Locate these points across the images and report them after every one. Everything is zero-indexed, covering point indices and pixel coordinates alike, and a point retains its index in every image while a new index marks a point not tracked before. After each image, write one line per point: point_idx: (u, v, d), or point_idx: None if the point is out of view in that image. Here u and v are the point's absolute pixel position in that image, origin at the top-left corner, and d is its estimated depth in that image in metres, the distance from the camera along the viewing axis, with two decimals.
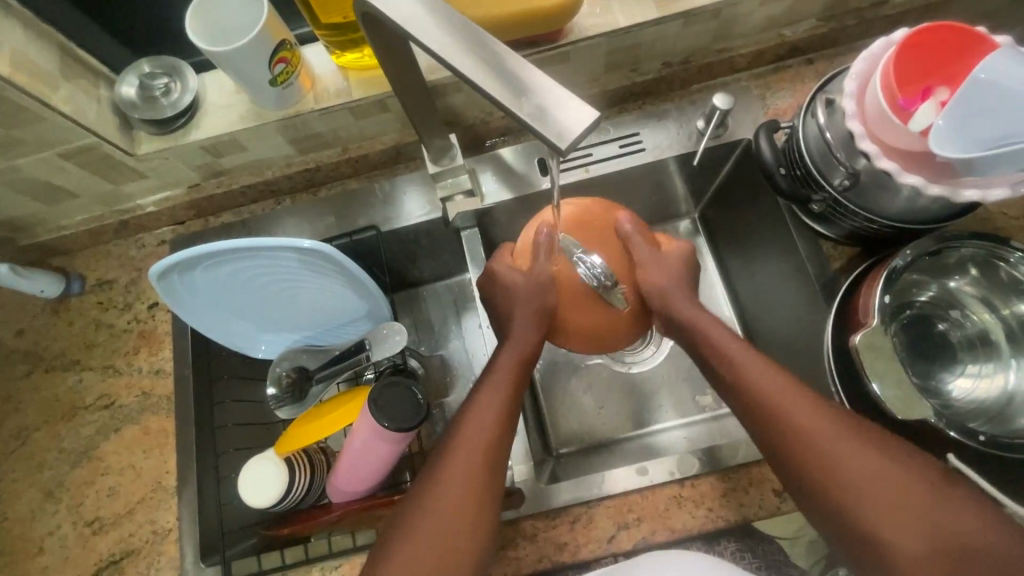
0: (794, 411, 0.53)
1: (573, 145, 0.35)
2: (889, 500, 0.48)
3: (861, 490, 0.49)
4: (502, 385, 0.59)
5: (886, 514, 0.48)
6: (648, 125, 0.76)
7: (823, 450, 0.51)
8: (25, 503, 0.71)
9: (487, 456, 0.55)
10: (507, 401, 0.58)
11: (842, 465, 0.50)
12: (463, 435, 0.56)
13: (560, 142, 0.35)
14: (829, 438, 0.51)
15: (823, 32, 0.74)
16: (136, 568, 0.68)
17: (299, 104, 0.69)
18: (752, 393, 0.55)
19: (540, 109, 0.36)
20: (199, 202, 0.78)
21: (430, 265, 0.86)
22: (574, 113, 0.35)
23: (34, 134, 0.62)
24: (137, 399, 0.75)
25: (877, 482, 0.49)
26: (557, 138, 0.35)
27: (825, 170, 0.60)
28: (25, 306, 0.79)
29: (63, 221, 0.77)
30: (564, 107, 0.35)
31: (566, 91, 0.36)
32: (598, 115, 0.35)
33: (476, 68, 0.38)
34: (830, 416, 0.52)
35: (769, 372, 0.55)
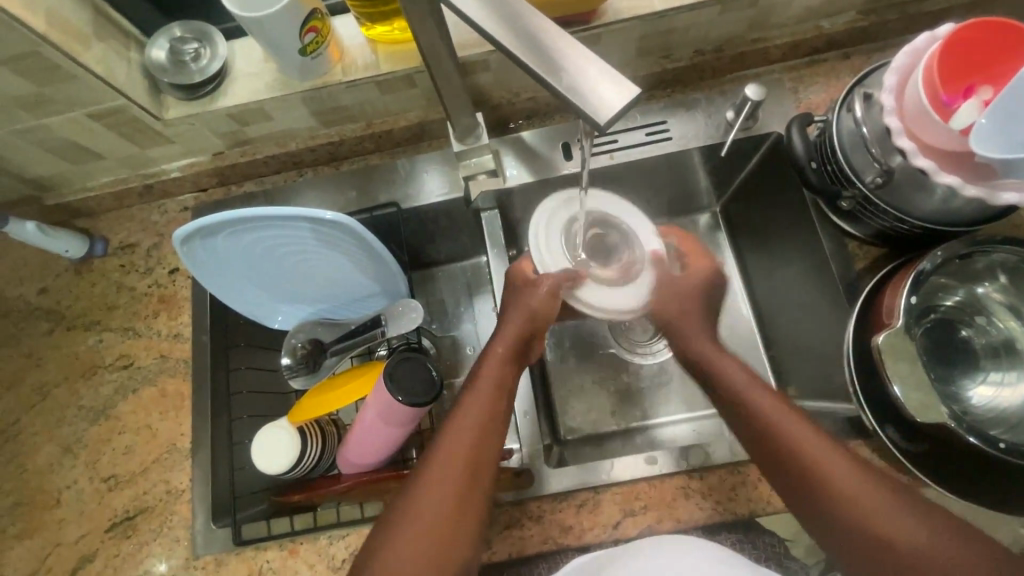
0: (814, 450, 0.54)
1: (612, 123, 0.35)
2: (908, 541, 0.48)
3: (884, 535, 0.49)
4: (479, 394, 0.59)
5: (905, 555, 0.48)
6: (676, 115, 0.75)
7: (843, 489, 0.52)
8: (45, 456, 0.73)
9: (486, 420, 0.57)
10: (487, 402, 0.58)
11: (862, 507, 0.50)
12: (439, 445, 0.56)
13: (599, 119, 0.35)
14: (849, 480, 0.52)
15: (862, 25, 0.72)
16: (148, 526, 0.70)
17: (327, 75, 0.68)
18: (767, 431, 0.57)
19: (577, 84, 0.36)
20: (222, 170, 0.78)
21: (447, 247, 0.85)
22: (611, 89, 0.35)
23: (65, 92, 0.62)
24: (155, 361, 0.76)
25: (895, 522, 0.49)
26: (597, 117, 0.35)
27: (857, 166, 0.59)
28: (49, 265, 0.80)
29: (89, 181, 0.78)
30: (604, 85, 0.35)
31: (607, 68, 0.36)
32: (637, 93, 0.35)
33: (514, 39, 0.38)
34: (842, 453, 0.53)
35: (790, 415, 0.57)
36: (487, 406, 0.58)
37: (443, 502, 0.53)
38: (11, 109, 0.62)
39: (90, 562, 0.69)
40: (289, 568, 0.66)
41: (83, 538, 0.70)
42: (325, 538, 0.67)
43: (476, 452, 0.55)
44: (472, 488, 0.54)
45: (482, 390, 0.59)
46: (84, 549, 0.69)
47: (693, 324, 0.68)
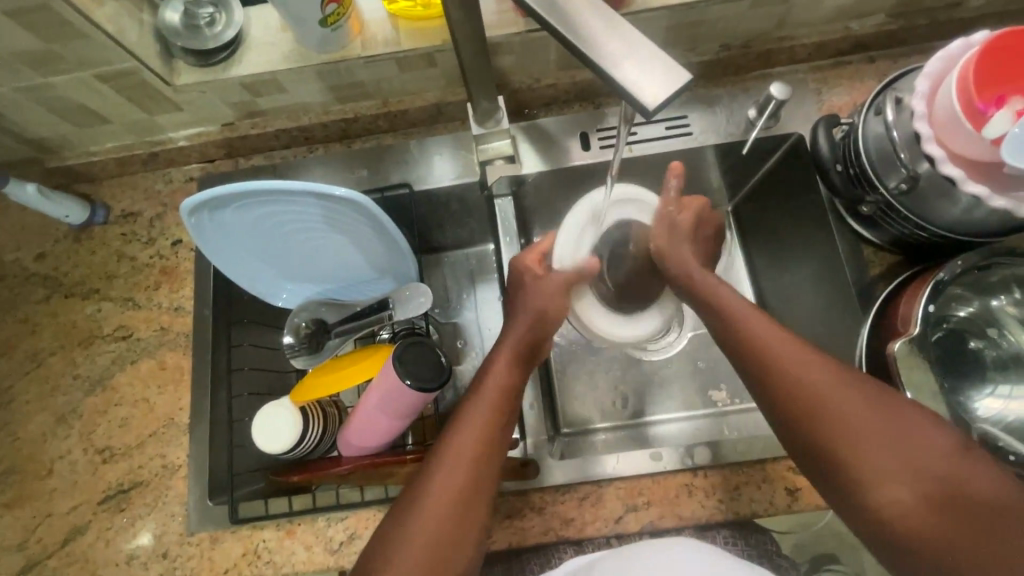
0: (809, 379, 0.51)
1: (659, 108, 0.35)
2: (902, 459, 0.46)
3: (886, 468, 0.46)
4: (484, 412, 0.55)
5: (895, 473, 0.46)
6: (696, 109, 0.74)
7: (839, 422, 0.48)
8: (38, 424, 0.72)
9: (496, 418, 0.54)
10: (496, 419, 0.54)
11: (872, 447, 0.47)
12: (441, 465, 0.51)
13: (647, 103, 0.35)
14: (849, 412, 0.48)
15: (891, 29, 0.71)
16: (142, 500, 0.69)
17: (346, 49, 0.67)
18: (766, 363, 0.53)
19: (628, 68, 0.36)
20: (231, 142, 0.76)
21: (456, 232, 0.84)
22: (661, 74, 0.36)
23: (74, 51, 0.59)
24: (154, 333, 0.74)
25: (891, 439, 0.47)
26: (646, 100, 0.35)
27: (882, 171, 0.58)
28: (48, 230, 0.78)
29: (93, 145, 0.75)
30: (656, 72, 0.36)
31: (658, 55, 0.36)
32: (688, 80, 0.35)
33: (568, 22, 0.38)
34: (855, 389, 0.50)
35: (802, 355, 0.52)
36: (499, 401, 0.56)
37: (450, 526, 0.49)
38: (18, 66, 0.60)
39: (82, 534, 0.68)
40: (285, 548, 0.66)
41: (75, 510, 0.69)
42: (323, 520, 0.66)
43: (483, 475, 0.52)
44: (480, 490, 0.51)
45: (487, 407, 0.55)
46: (75, 521, 0.68)
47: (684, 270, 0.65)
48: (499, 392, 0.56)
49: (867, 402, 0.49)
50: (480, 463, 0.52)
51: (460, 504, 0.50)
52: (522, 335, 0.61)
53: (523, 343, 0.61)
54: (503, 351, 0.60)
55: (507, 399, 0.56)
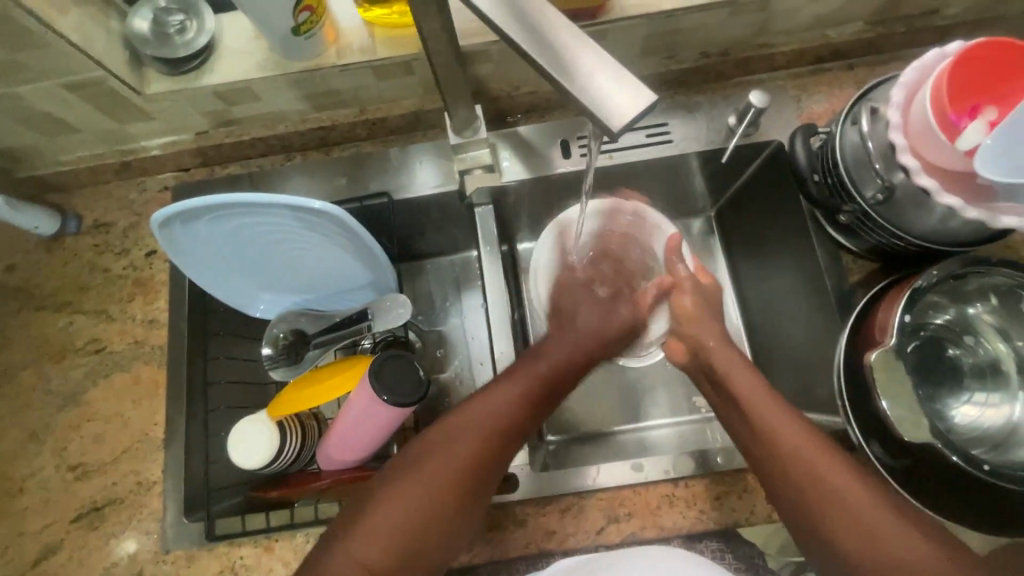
0: (767, 406, 0.55)
1: (626, 128, 0.35)
2: (837, 488, 0.49)
3: (799, 472, 0.50)
4: (489, 428, 0.54)
5: (832, 502, 0.48)
6: (677, 117, 0.74)
7: (786, 444, 0.52)
8: (9, 442, 0.70)
9: (531, 408, 0.57)
10: (488, 444, 0.54)
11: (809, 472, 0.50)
12: (463, 446, 0.53)
13: (615, 123, 0.35)
14: (794, 436, 0.52)
15: (869, 36, 0.72)
16: (116, 517, 0.67)
17: (321, 57, 0.65)
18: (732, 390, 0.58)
19: (594, 87, 0.36)
20: (206, 150, 0.74)
21: (438, 240, 0.83)
22: (628, 93, 0.35)
23: (38, 60, 0.58)
24: (129, 346, 0.73)
25: (826, 467, 0.50)
26: (613, 120, 0.35)
27: (859, 181, 0.58)
28: (18, 241, 0.76)
29: (64, 155, 0.74)
30: (624, 91, 0.35)
31: (626, 74, 0.36)
32: (655, 99, 0.35)
33: (533, 37, 0.37)
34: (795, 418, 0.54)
35: (750, 381, 0.57)
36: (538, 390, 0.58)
37: (450, 497, 0.51)
38: None
39: (55, 554, 0.66)
40: (263, 564, 0.65)
41: (48, 528, 0.67)
42: (302, 536, 0.65)
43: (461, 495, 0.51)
44: (490, 471, 0.53)
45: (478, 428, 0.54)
46: (48, 540, 0.67)
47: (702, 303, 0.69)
48: (541, 380, 0.58)
49: (810, 431, 0.53)
50: (460, 481, 0.52)
51: (438, 517, 0.50)
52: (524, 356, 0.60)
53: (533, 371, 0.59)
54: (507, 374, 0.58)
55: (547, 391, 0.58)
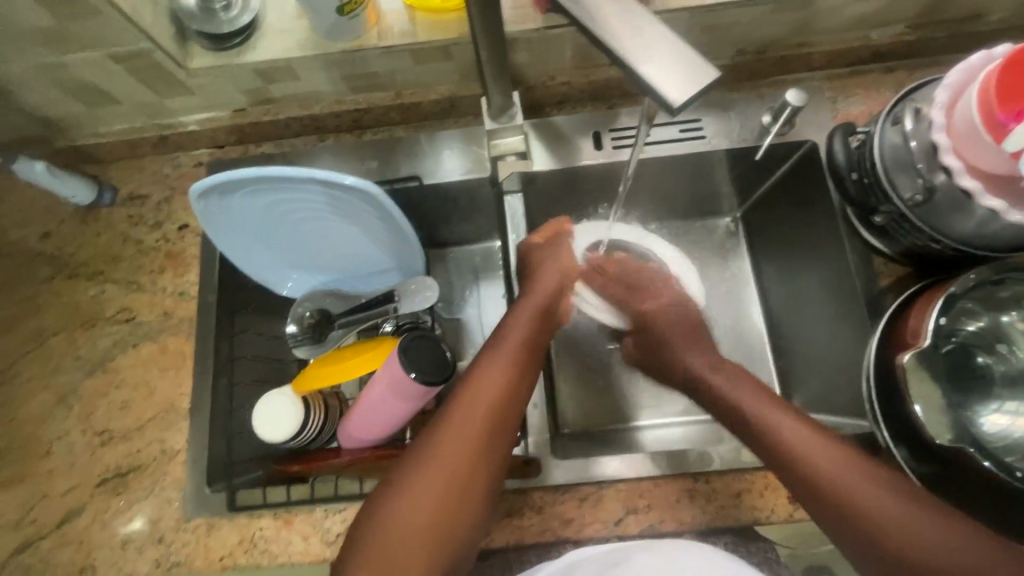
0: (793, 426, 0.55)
1: (683, 106, 0.37)
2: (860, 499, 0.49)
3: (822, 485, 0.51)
4: (477, 404, 0.55)
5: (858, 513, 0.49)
6: (710, 114, 0.74)
7: (799, 451, 0.53)
8: (37, 405, 0.71)
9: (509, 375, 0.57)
10: (485, 427, 0.54)
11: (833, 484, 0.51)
12: (451, 427, 0.53)
13: (673, 101, 0.37)
14: (802, 438, 0.54)
15: (909, 40, 0.71)
16: (139, 484, 0.68)
17: (362, 38, 0.66)
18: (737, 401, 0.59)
19: (656, 68, 0.38)
20: (242, 128, 0.75)
21: (464, 228, 0.84)
22: (689, 74, 0.38)
23: (89, 30, 0.59)
24: (157, 317, 0.74)
25: (851, 477, 0.51)
26: (671, 98, 0.37)
27: (897, 182, 0.57)
28: (53, 210, 0.78)
29: (102, 127, 0.75)
30: (682, 73, 0.37)
31: (686, 56, 0.38)
32: (717, 79, 0.37)
33: (597, 20, 0.40)
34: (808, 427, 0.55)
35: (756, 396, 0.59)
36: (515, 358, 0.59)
37: (449, 478, 0.51)
38: (31, 42, 0.59)
39: (78, 517, 0.67)
40: (281, 538, 0.65)
41: (72, 491, 0.68)
42: (322, 511, 0.66)
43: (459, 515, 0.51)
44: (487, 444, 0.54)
45: (461, 444, 0.53)
46: (71, 503, 0.68)
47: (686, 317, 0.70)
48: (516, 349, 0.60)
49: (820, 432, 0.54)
50: (459, 468, 0.52)
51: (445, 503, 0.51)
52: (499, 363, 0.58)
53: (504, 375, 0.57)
54: (490, 365, 0.58)
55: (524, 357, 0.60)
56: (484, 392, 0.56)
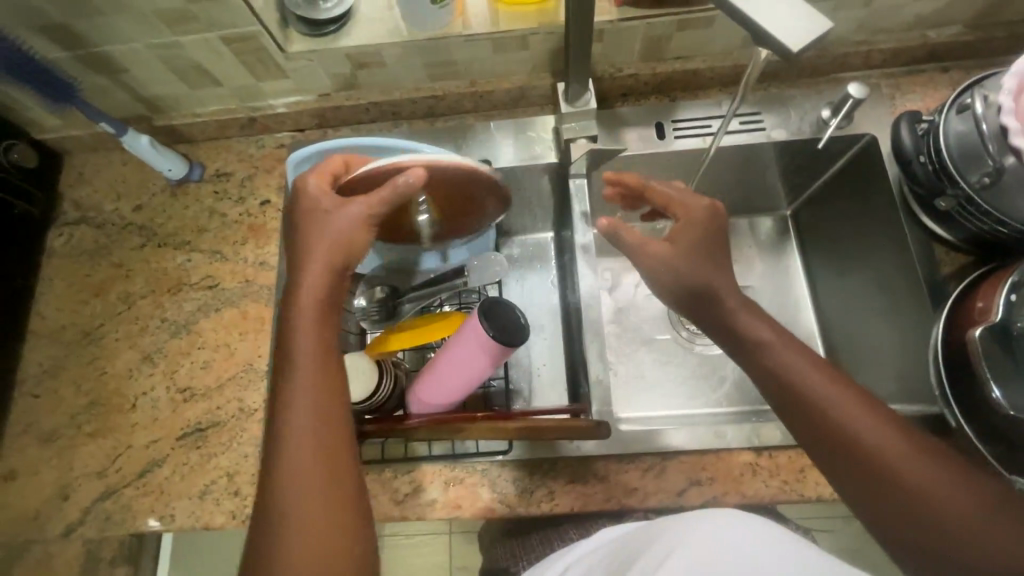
0: (820, 391, 0.52)
1: (801, 51, 0.41)
2: (918, 485, 0.48)
3: (880, 473, 0.49)
4: (298, 373, 0.52)
5: (917, 495, 0.47)
6: (769, 107, 0.77)
7: (858, 434, 0.50)
8: (125, 362, 0.76)
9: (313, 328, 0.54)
10: (314, 392, 0.52)
11: (890, 469, 0.48)
12: (296, 399, 0.52)
13: (792, 48, 0.41)
14: (857, 417, 0.50)
15: (967, 39, 0.74)
16: (217, 439, 0.72)
17: (447, 27, 0.71)
18: (789, 381, 0.53)
19: (775, 17, 0.42)
20: (326, 111, 0.81)
21: (525, 216, 0.88)
22: (805, 25, 0.42)
23: (208, 12, 0.65)
24: (239, 285, 0.78)
25: (905, 463, 0.48)
26: (790, 45, 0.41)
27: (964, 166, 0.60)
28: (146, 184, 0.84)
29: (198, 108, 0.81)
30: (799, 24, 0.42)
31: (800, 9, 0.42)
32: (830, 30, 0.42)
33: None
34: (865, 404, 0.51)
35: (813, 372, 0.53)
36: (314, 307, 0.55)
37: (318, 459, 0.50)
38: (156, 21, 0.66)
39: (159, 467, 0.71)
40: None
41: (155, 443, 0.72)
42: (390, 472, 0.67)
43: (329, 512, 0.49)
44: (330, 413, 0.52)
45: (301, 431, 0.51)
46: (153, 455, 0.71)
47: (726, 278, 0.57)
48: (311, 304, 0.55)
49: (883, 416, 0.51)
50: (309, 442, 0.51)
51: (323, 483, 0.50)
52: (305, 331, 0.54)
53: (305, 340, 0.54)
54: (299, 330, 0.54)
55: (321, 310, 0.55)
56: (304, 359, 0.53)
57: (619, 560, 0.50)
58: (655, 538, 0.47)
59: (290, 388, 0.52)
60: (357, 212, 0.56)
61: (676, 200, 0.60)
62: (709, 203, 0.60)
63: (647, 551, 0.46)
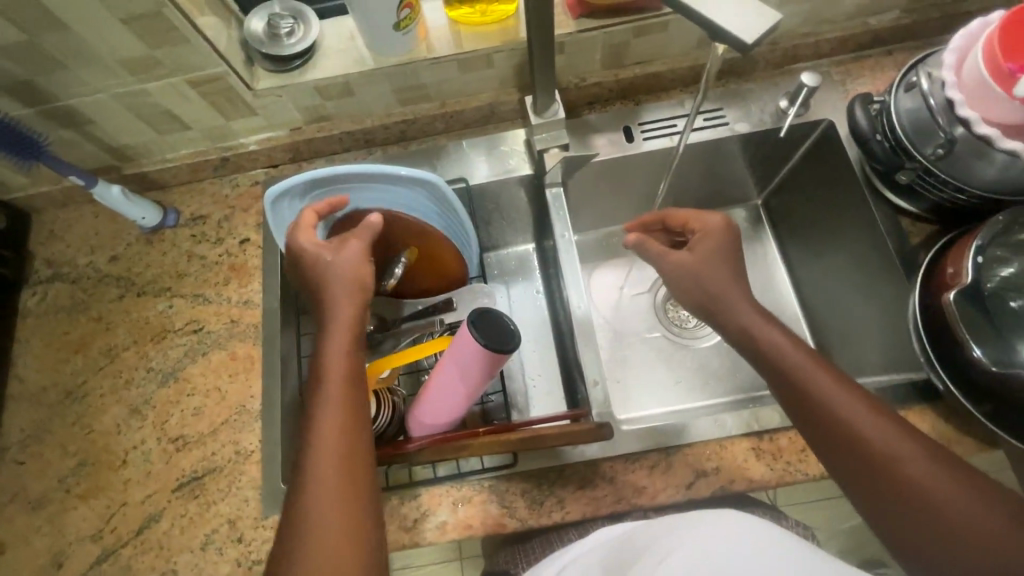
0: (837, 399, 0.54)
1: (756, 41, 0.43)
2: (929, 495, 0.49)
3: (890, 482, 0.50)
4: (326, 422, 0.53)
5: (929, 506, 0.49)
6: (730, 102, 0.80)
7: (867, 443, 0.52)
8: (112, 417, 0.74)
9: (346, 378, 0.55)
10: (344, 440, 0.52)
11: (900, 478, 0.50)
12: (321, 448, 0.52)
13: (748, 40, 0.43)
14: (865, 427, 0.52)
15: (905, 23, 0.78)
16: (215, 486, 0.70)
17: (412, 52, 0.72)
18: (798, 389, 0.55)
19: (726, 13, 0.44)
20: (298, 145, 0.81)
21: (505, 230, 0.89)
22: (757, 18, 0.44)
23: (173, 57, 0.65)
24: (224, 326, 0.77)
25: (916, 474, 0.50)
26: (745, 37, 0.43)
27: (918, 140, 0.63)
28: (120, 234, 0.83)
29: (169, 152, 0.81)
30: (751, 18, 0.44)
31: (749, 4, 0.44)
32: (779, 21, 0.44)
33: None
34: (875, 414, 0.53)
35: (824, 382, 0.55)
36: (345, 357, 0.56)
37: (340, 508, 0.50)
38: (120, 70, 0.66)
39: (157, 522, 0.69)
40: None
41: (150, 498, 0.70)
42: (397, 499, 0.66)
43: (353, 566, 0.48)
44: (358, 461, 0.52)
45: (326, 479, 0.51)
46: (149, 509, 0.69)
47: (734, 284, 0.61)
48: (342, 352, 0.56)
49: (893, 425, 0.52)
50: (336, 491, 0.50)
51: (348, 534, 0.49)
52: (341, 363, 0.56)
53: (339, 389, 0.55)
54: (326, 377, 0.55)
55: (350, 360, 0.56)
56: (336, 408, 0.54)
57: (617, 561, 0.49)
58: (654, 540, 0.47)
59: (319, 407, 0.54)
60: (357, 248, 0.59)
61: (692, 217, 0.66)
62: (722, 217, 0.65)
63: (647, 553, 0.46)
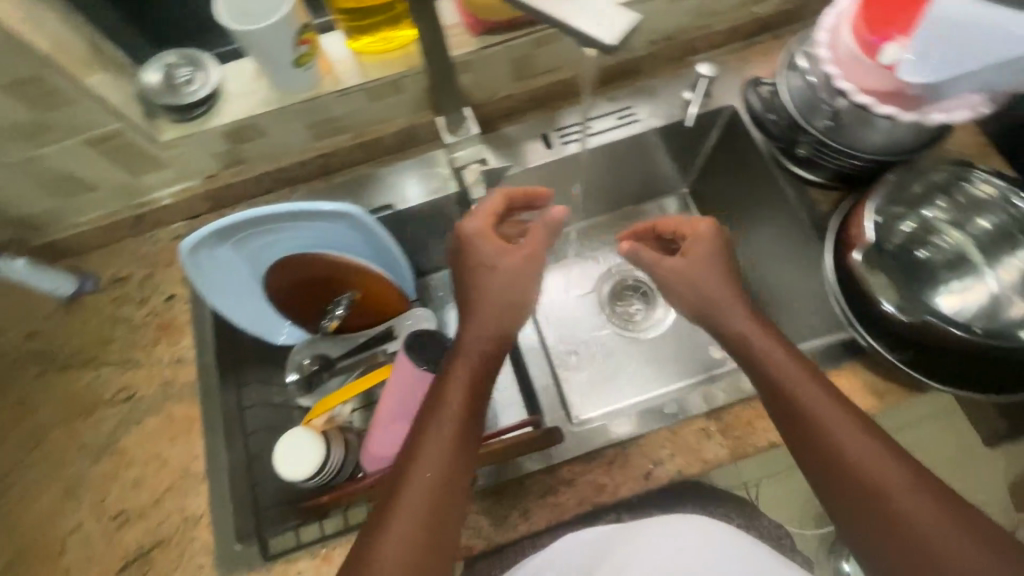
0: (825, 410, 0.56)
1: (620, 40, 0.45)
2: (905, 507, 0.51)
3: (872, 492, 0.52)
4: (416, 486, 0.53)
5: (906, 517, 0.50)
6: (638, 100, 0.83)
7: (853, 456, 0.53)
8: (44, 503, 0.69)
9: (456, 440, 0.55)
10: (429, 504, 0.52)
11: (881, 490, 0.52)
12: (397, 518, 0.51)
13: (614, 40, 0.45)
14: (851, 440, 0.54)
15: (786, 7, 0.83)
16: (166, 558, 0.66)
17: (318, 86, 0.72)
18: (788, 397, 0.57)
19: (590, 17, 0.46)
20: (215, 192, 0.79)
21: (442, 249, 0.89)
22: (620, 15, 0.46)
23: (63, 118, 0.63)
24: (158, 388, 0.74)
25: (897, 487, 0.51)
26: (606, 39, 0.45)
27: (809, 115, 0.69)
28: (35, 308, 0.78)
29: (78, 217, 0.77)
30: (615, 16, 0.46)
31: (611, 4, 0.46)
32: (639, 17, 0.46)
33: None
34: (859, 426, 0.55)
35: (814, 393, 0.57)
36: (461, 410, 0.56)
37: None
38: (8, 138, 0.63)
39: None
40: None
41: None
42: None
43: None
44: (441, 528, 0.52)
45: (410, 549, 0.50)
46: None
47: (731, 285, 0.64)
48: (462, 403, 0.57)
49: (878, 437, 0.54)
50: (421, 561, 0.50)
51: None
52: (460, 416, 0.56)
53: (442, 448, 0.54)
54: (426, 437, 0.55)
55: (466, 415, 0.56)
56: (432, 472, 0.53)
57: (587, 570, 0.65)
58: (609, 546, 0.65)
59: (415, 468, 0.54)
60: (520, 256, 0.62)
61: (682, 226, 0.69)
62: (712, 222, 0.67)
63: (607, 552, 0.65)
